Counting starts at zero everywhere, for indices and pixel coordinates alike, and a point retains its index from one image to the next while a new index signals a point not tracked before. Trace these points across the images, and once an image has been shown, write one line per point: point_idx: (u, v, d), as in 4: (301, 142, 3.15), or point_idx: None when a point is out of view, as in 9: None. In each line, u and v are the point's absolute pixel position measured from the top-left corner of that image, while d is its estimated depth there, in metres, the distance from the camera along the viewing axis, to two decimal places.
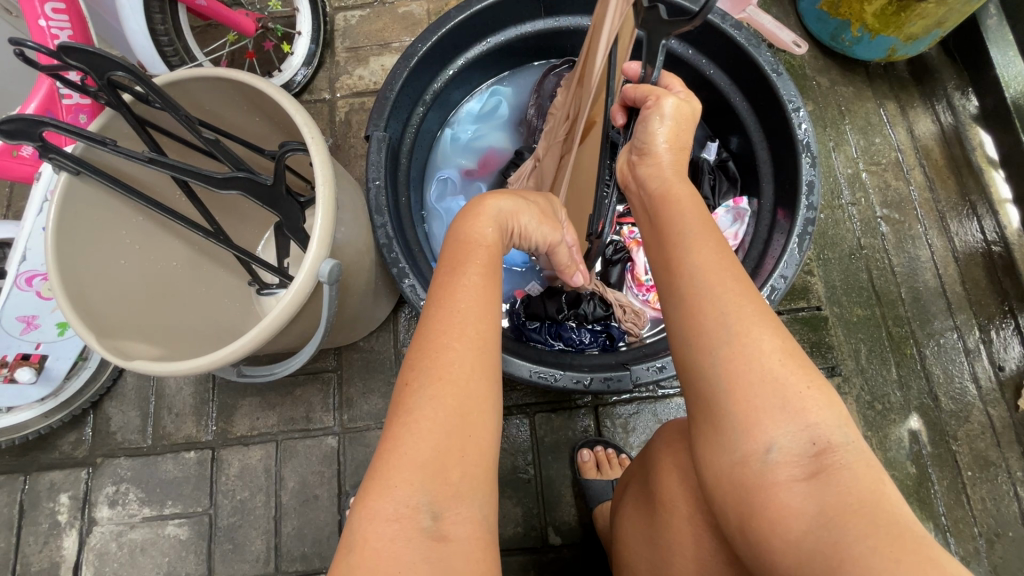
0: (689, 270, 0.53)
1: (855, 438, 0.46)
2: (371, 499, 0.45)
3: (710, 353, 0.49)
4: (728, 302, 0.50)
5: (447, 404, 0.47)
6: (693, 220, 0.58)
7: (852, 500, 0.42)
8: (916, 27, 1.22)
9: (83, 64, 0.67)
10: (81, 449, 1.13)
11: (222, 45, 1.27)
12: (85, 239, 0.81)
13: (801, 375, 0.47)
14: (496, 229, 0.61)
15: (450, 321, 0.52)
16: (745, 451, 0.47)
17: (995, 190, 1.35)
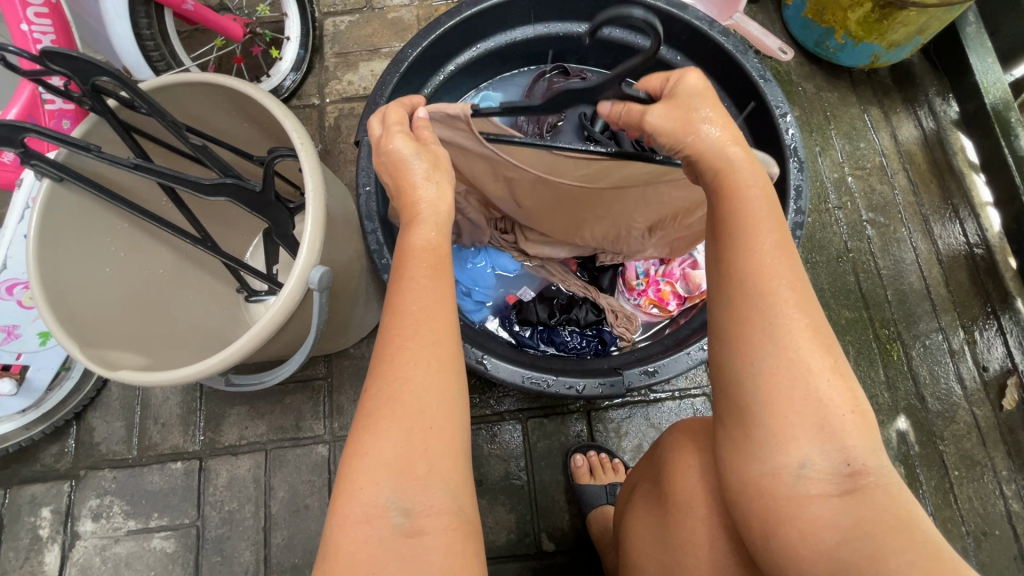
0: (737, 275, 0.50)
1: (889, 464, 0.48)
2: (340, 502, 0.46)
3: (752, 363, 0.48)
4: (778, 313, 0.48)
5: (410, 407, 0.47)
6: (759, 211, 0.52)
7: (887, 515, 0.44)
8: (898, 34, 1.25)
9: (66, 69, 0.66)
10: (63, 461, 1.10)
11: (210, 50, 1.25)
12: (69, 246, 0.79)
13: (847, 400, 0.47)
14: (440, 231, 0.57)
15: (403, 324, 0.50)
16: (777, 464, 0.47)
17: (976, 194, 1.38)
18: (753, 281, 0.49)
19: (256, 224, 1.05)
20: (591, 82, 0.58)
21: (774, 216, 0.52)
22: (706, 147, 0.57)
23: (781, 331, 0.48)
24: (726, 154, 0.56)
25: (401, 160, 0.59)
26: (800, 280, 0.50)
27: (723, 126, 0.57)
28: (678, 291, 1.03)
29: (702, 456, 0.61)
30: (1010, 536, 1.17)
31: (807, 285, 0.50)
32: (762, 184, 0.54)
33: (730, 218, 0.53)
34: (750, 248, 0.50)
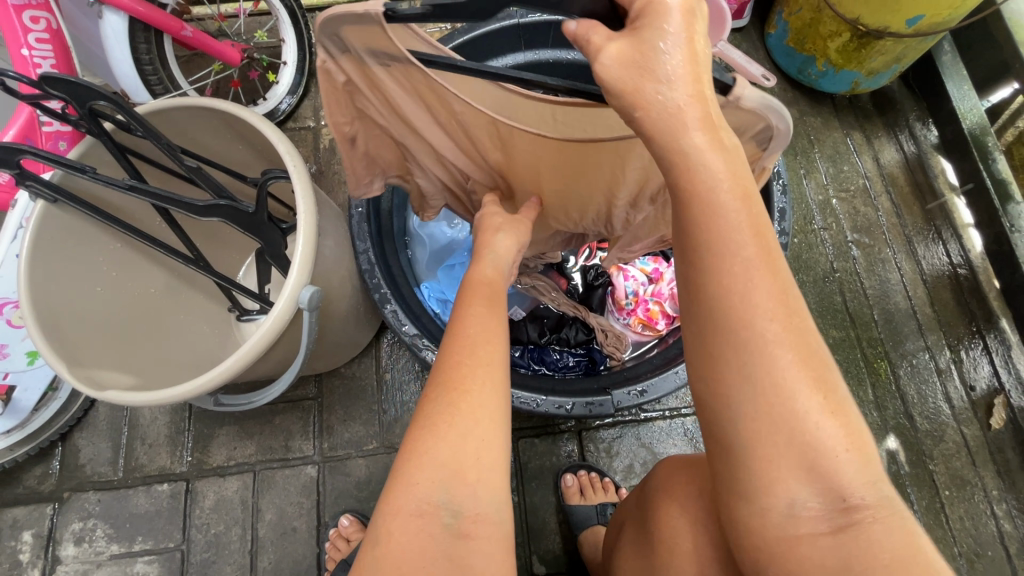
0: (709, 303, 0.45)
1: (886, 492, 0.45)
2: (393, 496, 0.46)
3: (729, 405, 0.45)
4: (754, 351, 0.43)
5: (466, 414, 0.47)
6: (739, 222, 0.44)
7: (881, 556, 0.43)
8: (877, 62, 1.29)
9: (65, 94, 0.67)
10: (47, 483, 1.09)
11: (208, 74, 1.28)
12: (61, 266, 0.79)
13: (841, 438, 0.44)
14: (497, 268, 0.63)
15: (462, 339, 0.52)
16: (764, 503, 0.45)
17: (957, 216, 1.41)
18: (726, 310, 0.44)
19: (249, 243, 1.06)
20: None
21: (756, 226, 0.45)
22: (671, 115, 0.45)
23: (759, 362, 0.43)
24: (692, 139, 0.45)
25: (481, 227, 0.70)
26: (786, 304, 0.44)
27: (693, 92, 0.45)
28: (667, 310, 1.03)
29: (688, 490, 0.62)
30: (1002, 557, 1.17)
31: (795, 309, 0.45)
32: (739, 186, 0.45)
33: (705, 236, 0.45)
34: (722, 267, 0.44)
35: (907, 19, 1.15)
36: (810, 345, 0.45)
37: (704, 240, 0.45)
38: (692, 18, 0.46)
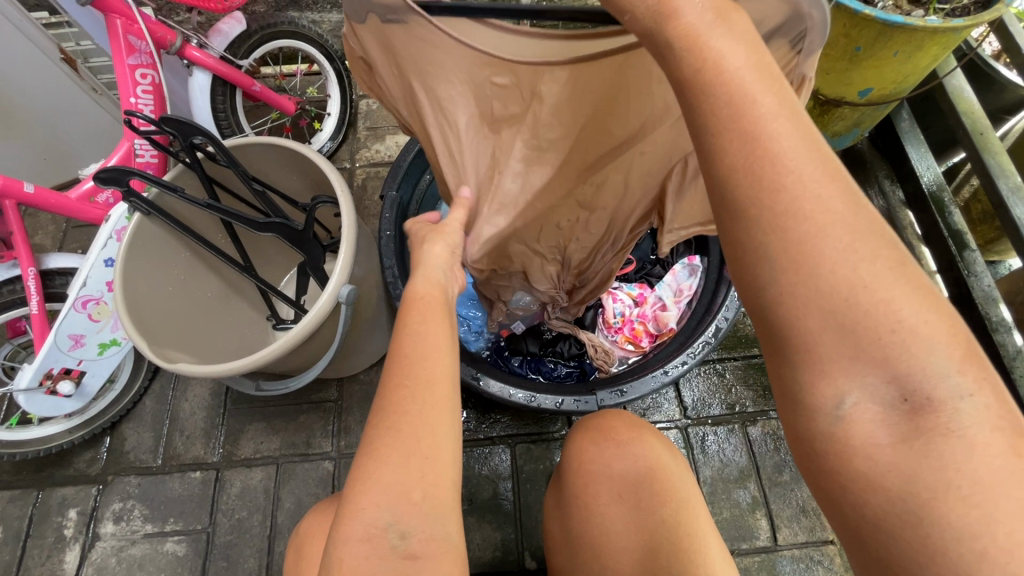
0: (720, 194, 0.42)
1: (977, 393, 0.38)
2: (343, 522, 0.49)
3: (757, 287, 0.41)
4: (794, 205, 0.39)
5: (412, 438, 0.50)
6: (748, 84, 0.40)
7: (958, 481, 0.37)
8: (839, 125, 1.49)
9: (174, 130, 0.88)
10: (95, 466, 1.22)
11: (265, 121, 1.52)
12: (145, 265, 0.97)
13: (916, 305, 0.38)
14: (432, 279, 0.63)
15: (403, 363, 0.53)
16: (809, 405, 0.42)
17: (924, 263, 1.55)
18: (745, 184, 0.40)
19: (291, 258, 1.24)
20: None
21: (769, 86, 0.41)
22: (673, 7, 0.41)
23: (773, 234, 0.39)
24: (685, 19, 0.41)
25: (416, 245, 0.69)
26: (812, 162, 0.40)
27: None
28: (649, 330, 1.20)
29: (604, 437, 0.75)
30: None
31: (836, 168, 0.41)
32: (756, 63, 0.41)
33: (710, 112, 0.41)
34: (722, 140, 0.41)
35: (859, 91, 1.34)
36: (853, 204, 0.39)
37: (703, 122, 0.41)
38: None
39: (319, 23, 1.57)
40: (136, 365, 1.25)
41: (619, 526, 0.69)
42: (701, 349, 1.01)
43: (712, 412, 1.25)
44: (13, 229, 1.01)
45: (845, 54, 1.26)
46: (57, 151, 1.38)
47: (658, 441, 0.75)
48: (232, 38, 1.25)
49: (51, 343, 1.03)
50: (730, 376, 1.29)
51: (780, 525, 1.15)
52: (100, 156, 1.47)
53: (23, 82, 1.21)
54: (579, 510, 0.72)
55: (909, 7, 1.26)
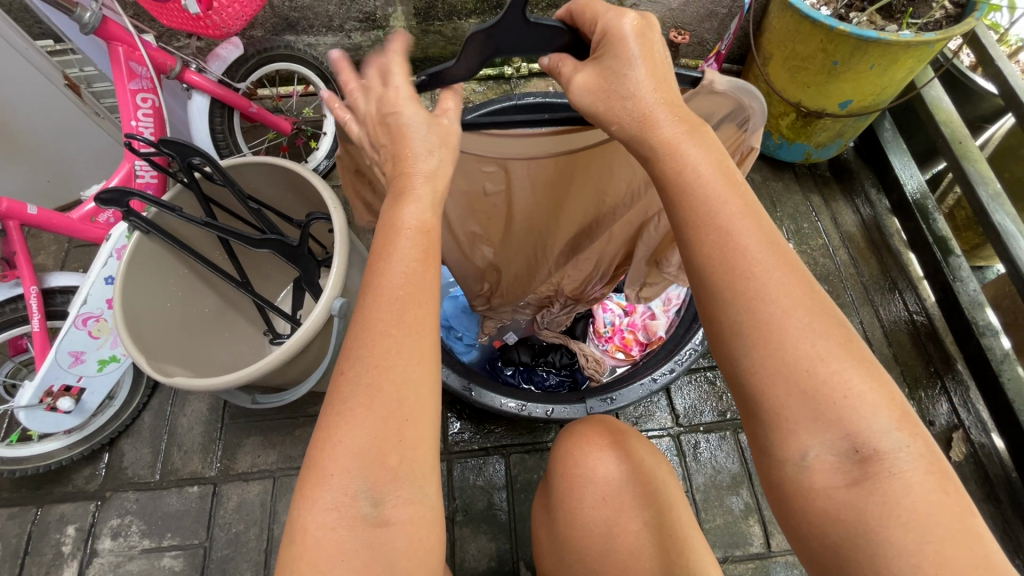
0: (699, 270, 0.50)
1: (911, 445, 0.44)
2: (309, 488, 0.49)
3: (734, 357, 0.48)
4: (762, 290, 0.46)
5: (388, 396, 0.49)
6: (718, 191, 0.50)
7: (899, 510, 0.43)
8: (822, 137, 1.52)
9: (173, 152, 0.91)
10: (93, 482, 1.23)
11: (263, 141, 1.56)
12: (144, 282, 0.99)
13: (859, 375, 0.45)
14: (434, 211, 0.56)
15: (385, 305, 0.51)
16: (779, 455, 0.47)
17: (912, 269, 1.56)
18: (721, 274, 0.48)
19: (287, 274, 1.27)
20: (497, 17, 0.56)
21: (735, 191, 0.50)
22: (651, 119, 0.53)
23: (745, 313, 0.47)
24: (663, 131, 0.53)
25: (405, 129, 0.57)
26: (774, 255, 0.48)
27: (660, 94, 0.54)
28: (639, 338, 1.22)
29: (601, 440, 0.76)
30: None
31: (794, 261, 0.49)
32: (719, 170, 0.51)
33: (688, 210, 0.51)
34: (698, 233, 0.49)
35: (839, 102, 1.38)
36: (809, 291, 0.47)
37: (683, 216, 0.51)
38: (647, 35, 0.55)
39: (315, 45, 1.61)
40: (135, 382, 1.27)
41: (606, 529, 0.70)
42: (688, 357, 1.04)
43: (704, 419, 1.26)
44: (16, 249, 1.03)
45: (823, 68, 1.30)
46: (60, 174, 1.42)
47: (643, 447, 0.77)
48: (230, 63, 1.30)
49: (51, 360, 1.05)
50: (721, 384, 1.30)
51: (773, 531, 1.16)
52: (101, 177, 1.51)
53: (28, 108, 1.25)
54: (567, 514, 0.73)
55: (884, 23, 1.31)
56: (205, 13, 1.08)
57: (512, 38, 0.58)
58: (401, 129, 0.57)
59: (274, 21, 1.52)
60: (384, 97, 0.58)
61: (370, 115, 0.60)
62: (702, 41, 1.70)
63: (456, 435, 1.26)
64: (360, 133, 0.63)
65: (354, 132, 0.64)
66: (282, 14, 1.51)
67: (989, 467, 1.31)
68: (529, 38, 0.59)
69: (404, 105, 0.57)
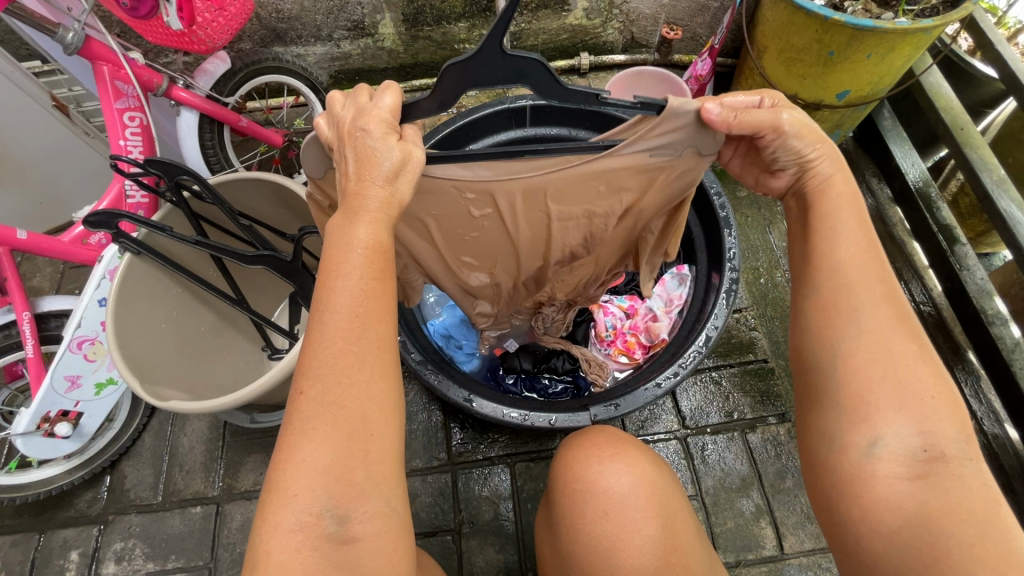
0: (823, 275, 0.61)
1: (974, 458, 0.52)
2: (272, 509, 0.47)
3: (834, 349, 0.57)
4: (868, 300, 0.57)
5: (349, 411, 0.48)
6: (845, 219, 0.61)
7: (958, 508, 0.49)
8: (821, 128, 1.50)
9: (160, 172, 0.89)
10: (95, 506, 1.22)
11: (254, 155, 1.56)
12: (138, 304, 0.98)
13: (936, 388, 0.53)
14: (375, 231, 0.53)
15: (337, 329, 0.49)
16: (847, 441, 0.55)
17: (916, 258, 1.52)
18: (838, 280, 0.59)
19: (283, 289, 1.26)
20: (472, 49, 0.54)
21: (862, 223, 0.61)
22: (811, 165, 0.64)
23: (864, 309, 0.57)
24: (817, 166, 0.64)
25: (371, 156, 0.54)
26: (885, 282, 0.58)
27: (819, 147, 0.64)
28: (642, 341, 1.20)
29: (603, 453, 0.74)
30: None
31: (898, 291, 0.58)
32: (851, 200, 0.62)
33: (823, 228, 0.62)
34: (830, 245, 0.61)
35: (836, 93, 1.35)
36: (905, 315, 0.57)
37: (820, 228, 0.62)
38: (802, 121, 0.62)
39: (304, 56, 1.60)
40: (134, 403, 1.25)
41: (609, 543, 0.67)
42: (693, 359, 1.01)
43: (711, 421, 1.24)
44: (7, 275, 1.02)
45: (819, 59, 1.28)
46: (53, 196, 1.40)
47: (644, 455, 0.76)
48: (217, 77, 1.28)
49: (47, 386, 1.04)
50: (726, 384, 1.28)
51: (785, 533, 1.14)
52: (94, 198, 1.50)
53: (16, 132, 1.24)
54: (569, 528, 0.72)
55: (880, 11, 1.28)
56: (189, 29, 1.07)
57: (487, 71, 0.57)
58: (366, 149, 0.55)
59: (262, 33, 1.51)
60: (364, 112, 0.57)
61: (342, 122, 0.58)
62: (695, 36, 1.68)
63: (460, 445, 1.24)
64: (329, 135, 0.60)
65: (322, 132, 0.61)
66: (270, 26, 1.50)
67: (1005, 458, 1.28)
68: (497, 70, 0.57)
69: (375, 125, 0.55)
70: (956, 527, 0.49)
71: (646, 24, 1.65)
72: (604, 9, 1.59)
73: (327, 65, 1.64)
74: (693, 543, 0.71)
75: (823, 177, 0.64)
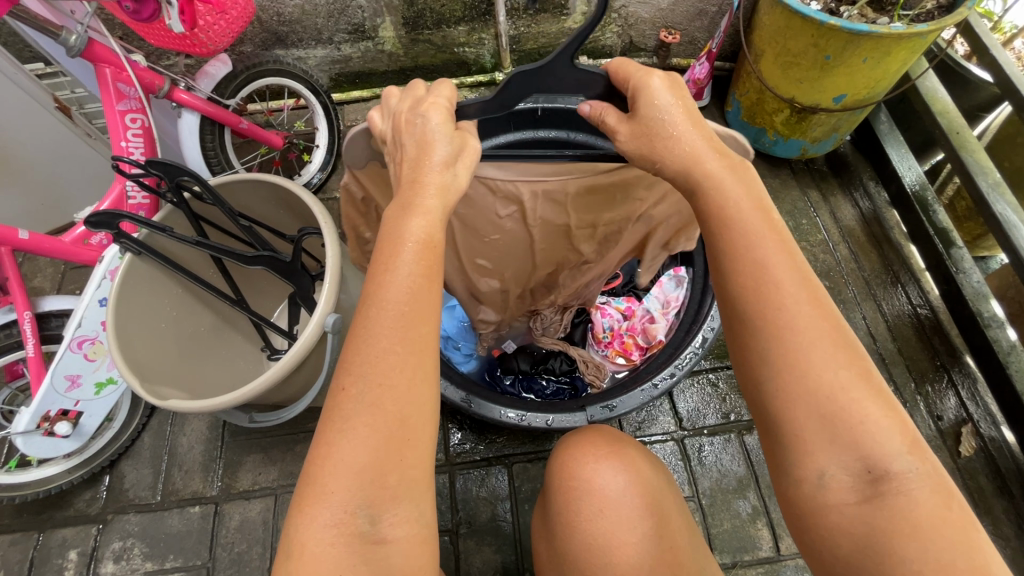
0: (733, 300, 0.55)
1: (921, 467, 0.48)
2: (308, 506, 0.47)
3: (758, 386, 0.53)
4: (786, 324, 0.51)
5: (391, 414, 0.48)
6: (753, 225, 0.55)
7: (913, 520, 0.47)
8: (817, 132, 1.50)
9: (161, 173, 0.90)
10: (94, 506, 1.22)
11: (255, 156, 1.57)
12: (138, 305, 0.98)
13: (875, 406, 0.49)
14: (426, 220, 0.55)
15: (378, 328, 0.50)
16: (798, 474, 0.51)
17: (914, 261, 1.53)
18: (746, 306, 0.53)
19: (282, 290, 1.27)
20: (543, 61, 0.62)
21: (768, 224, 0.55)
22: (696, 153, 0.58)
23: (773, 340, 0.51)
24: (706, 165, 0.58)
25: (427, 141, 0.57)
26: (804, 293, 0.52)
27: (701, 134, 0.59)
28: (639, 343, 1.20)
29: (598, 453, 0.74)
30: None
31: (821, 300, 0.52)
32: (750, 200, 0.56)
33: (727, 238, 0.56)
34: (734, 266, 0.54)
35: (833, 97, 1.36)
36: (832, 328, 0.51)
37: (722, 242, 0.56)
38: (675, 89, 0.60)
39: (304, 59, 1.61)
40: (134, 403, 1.26)
41: (604, 542, 0.68)
42: (689, 360, 1.02)
43: (708, 423, 1.25)
44: (9, 274, 1.03)
45: (816, 63, 1.29)
46: (54, 197, 1.41)
47: (641, 456, 0.76)
48: (218, 80, 1.30)
49: (47, 385, 1.04)
50: (723, 386, 1.29)
51: (781, 534, 1.14)
52: (95, 199, 1.51)
53: (20, 133, 1.25)
54: (565, 527, 0.72)
55: (875, 16, 1.30)
56: (191, 32, 1.08)
57: (552, 80, 0.65)
58: (425, 134, 0.57)
59: (264, 36, 1.52)
60: (421, 101, 0.60)
61: (399, 112, 0.61)
62: (693, 39, 1.69)
63: (457, 445, 1.25)
64: (384, 127, 0.64)
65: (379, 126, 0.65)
66: (270, 29, 1.51)
67: (1001, 461, 1.29)
68: (560, 78, 0.65)
69: (434, 113, 0.58)
70: (906, 541, 0.47)
71: (645, 28, 1.66)
72: (603, 13, 1.60)
73: (327, 67, 1.65)
74: (688, 542, 0.71)
75: (710, 182, 0.58)
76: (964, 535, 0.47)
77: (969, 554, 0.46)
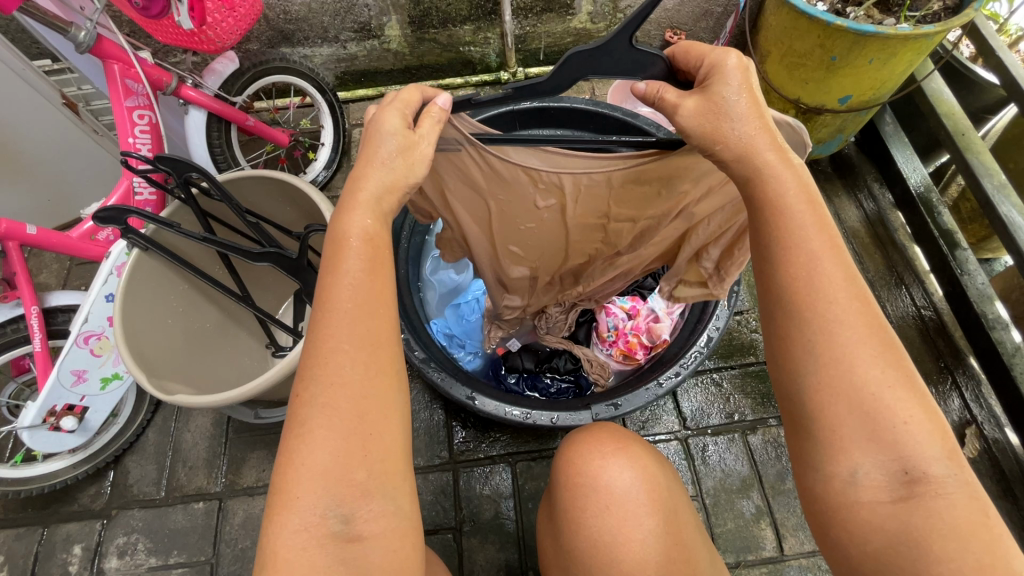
0: (777, 294, 0.54)
1: (957, 472, 0.49)
2: (277, 513, 0.48)
3: (797, 381, 0.53)
4: (833, 320, 0.51)
5: (351, 413, 0.49)
6: (804, 220, 0.54)
7: (942, 524, 0.47)
8: (823, 132, 1.50)
9: (169, 168, 0.91)
10: (99, 501, 1.23)
11: (261, 154, 1.58)
12: (145, 301, 0.99)
13: (914, 407, 0.49)
14: (375, 217, 0.55)
15: (334, 329, 0.51)
16: (829, 471, 0.51)
17: (917, 263, 1.52)
18: (793, 299, 0.53)
19: (287, 287, 1.27)
20: (602, 39, 0.58)
21: (820, 220, 0.55)
22: (753, 143, 0.56)
23: (821, 334, 0.51)
24: (762, 155, 0.56)
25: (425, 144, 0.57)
26: (853, 291, 0.52)
27: (761, 122, 0.57)
28: (643, 342, 1.16)
29: (606, 450, 0.75)
30: None
31: (867, 300, 0.53)
32: (803, 193, 0.55)
33: (779, 230, 0.55)
34: (785, 257, 0.54)
35: (838, 98, 1.36)
36: (877, 328, 0.51)
37: (771, 235, 0.55)
38: (748, 73, 0.57)
39: (310, 57, 1.62)
40: (138, 399, 1.26)
41: (610, 538, 0.68)
42: (694, 359, 1.01)
43: (712, 423, 1.25)
44: (16, 269, 1.03)
45: (822, 64, 1.29)
46: (60, 192, 1.42)
47: (648, 453, 0.77)
48: (226, 77, 1.30)
49: (53, 380, 1.04)
50: (727, 385, 1.29)
51: (785, 534, 1.14)
52: (101, 195, 1.51)
53: (27, 129, 1.25)
54: (571, 523, 0.72)
55: (881, 17, 1.30)
56: (199, 29, 1.08)
57: (609, 61, 0.60)
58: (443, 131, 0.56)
59: (270, 34, 1.53)
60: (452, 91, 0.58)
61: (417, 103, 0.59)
62: (698, 40, 1.69)
63: (461, 444, 1.25)
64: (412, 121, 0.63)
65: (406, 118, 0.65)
66: (277, 27, 1.52)
67: (1004, 463, 1.29)
68: (617, 61, 0.60)
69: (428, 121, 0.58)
70: (938, 543, 0.47)
71: (650, 28, 1.67)
72: (609, 12, 1.59)
73: (333, 65, 1.65)
74: (694, 540, 0.71)
75: (768, 174, 0.56)
76: (974, 533, 0.47)
77: (978, 552, 0.46)
